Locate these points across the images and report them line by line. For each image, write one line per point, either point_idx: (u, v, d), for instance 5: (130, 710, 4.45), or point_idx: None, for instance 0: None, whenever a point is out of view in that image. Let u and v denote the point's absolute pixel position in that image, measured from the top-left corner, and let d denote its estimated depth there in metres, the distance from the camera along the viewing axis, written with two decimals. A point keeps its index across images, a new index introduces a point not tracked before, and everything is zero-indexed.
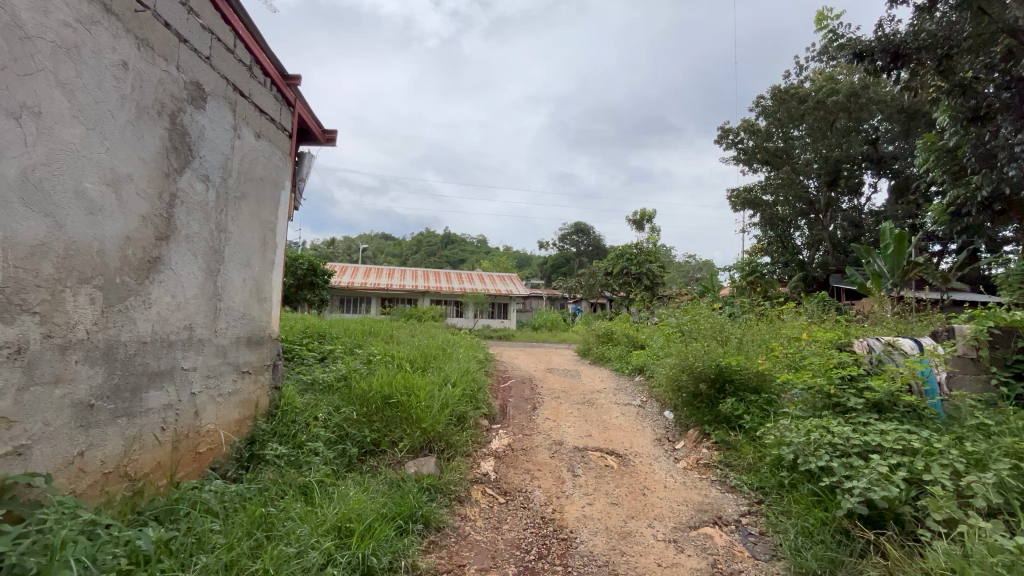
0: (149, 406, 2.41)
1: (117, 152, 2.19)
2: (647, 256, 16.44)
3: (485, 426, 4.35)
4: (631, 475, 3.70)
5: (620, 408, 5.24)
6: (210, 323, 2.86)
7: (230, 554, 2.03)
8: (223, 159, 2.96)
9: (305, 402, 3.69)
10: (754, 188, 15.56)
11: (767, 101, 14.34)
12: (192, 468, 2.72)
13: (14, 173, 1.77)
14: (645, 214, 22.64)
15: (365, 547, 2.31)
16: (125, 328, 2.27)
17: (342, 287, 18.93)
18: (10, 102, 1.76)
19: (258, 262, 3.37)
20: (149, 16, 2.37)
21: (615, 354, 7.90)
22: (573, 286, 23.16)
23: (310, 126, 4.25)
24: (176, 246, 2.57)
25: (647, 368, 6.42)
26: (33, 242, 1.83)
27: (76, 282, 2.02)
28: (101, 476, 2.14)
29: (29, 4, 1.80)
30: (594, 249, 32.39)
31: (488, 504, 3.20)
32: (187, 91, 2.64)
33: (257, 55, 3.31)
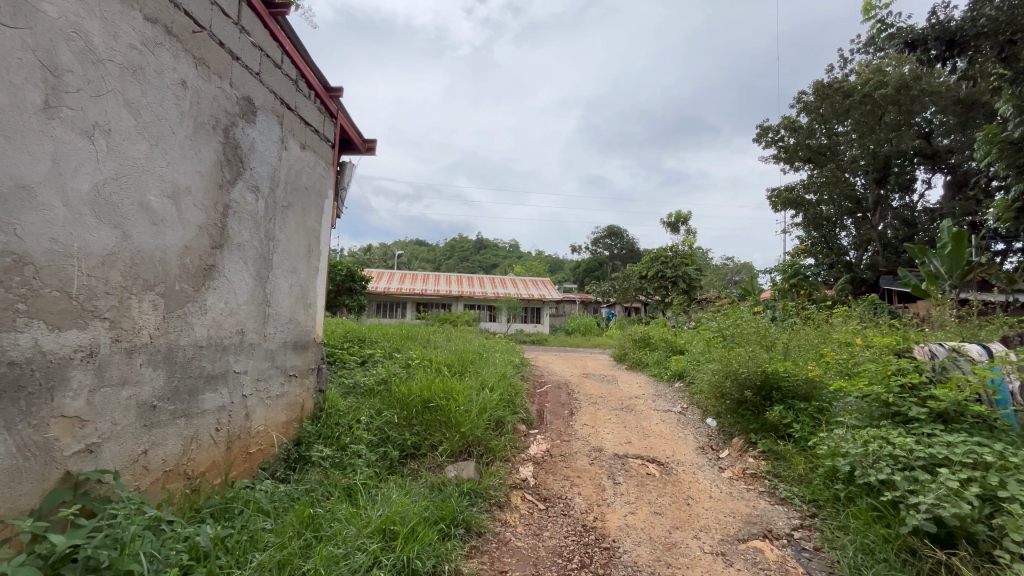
0: (205, 407, 2.52)
1: (176, 165, 2.31)
2: (683, 259, 16.12)
3: (523, 431, 4.34)
4: (674, 484, 3.60)
5: (660, 414, 5.12)
6: (260, 328, 2.97)
7: (282, 553, 2.08)
8: (272, 170, 3.08)
9: (348, 405, 3.78)
10: (797, 187, 14.98)
11: (809, 97, 13.82)
12: (243, 468, 2.83)
13: (87, 187, 1.88)
14: (682, 216, 22.12)
15: (409, 550, 2.33)
16: (184, 333, 2.38)
17: (379, 293, 19.42)
18: (83, 121, 1.87)
19: (304, 268, 3.48)
20: (206, 36, 2.50)
21: (653, 359, 7.74)
22: (607, 290, 22.91)
23: (351, 136, 4.37)
24: (229, 254, 2.69)
25: (687, 374, 6.26)
26: (103, 251, 1.95)
27: (141, 289, 2.14)
28: (162, 474, 2.25)
29: (101, 29, 1.93)
30: (628, 252, 31.95)
31: (528, 510, 3.17)
32: (239, 106, 2.77)
33: (302, 69, 3.44)
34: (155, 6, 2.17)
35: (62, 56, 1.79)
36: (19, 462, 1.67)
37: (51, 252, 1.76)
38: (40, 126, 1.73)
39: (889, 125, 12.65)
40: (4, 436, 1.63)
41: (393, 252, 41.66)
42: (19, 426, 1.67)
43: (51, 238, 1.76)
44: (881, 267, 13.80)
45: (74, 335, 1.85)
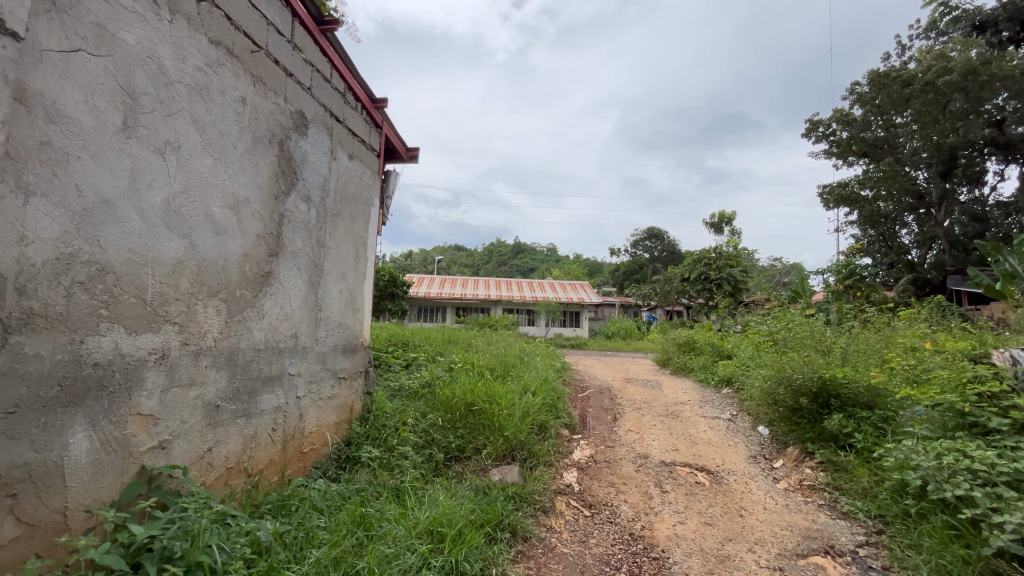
0: (263, 407, 2.64)
1: (236, 178, 2.45)
2: (728, 261, 15.59)
3: (566, 436, 4.31)
4: (725, 493, 3.46)
5: (708, 421, 4.95)
6: (312, 332, 3.09)
7: (337, 550, 2.15)
8: (323, 180, 3.21)
9: (394, 407, 3.87)
10: (851, 183, 14.21)
11: (863, 89, 13.19)
12: (298, 466, 2.94)
13: (158, 201, 2.02)
14: (725, 216, 21.40)
15: (457, 552, 2.36)
16: (244, 336, 2.51)
17: (420, 297, 19.83)
18: (156, 139, 2.01)
19: (352, 274, 3.60)
20: (263, 55, 2.63)
21: (699, 363, 7.51)
22: (648, 294, 22.38)
23: (395, 145, 4.50)
24: (284, 261, 2.82)
25: (736, 380, 6.03)
26: (173, 260, 2.08)
27: (206, 296, 2.27)
28: (224, 470, 2.37)
29: (172, 54, 2.07)
30: (669, 254, 31.23)
31: (574, 516, 3.13)
32: (292, 119, 2.90)
33: (349, 82, 3.57)
34: (218, 30, 2.31)
35: (138, 80, 1.93)
36: (102, 456, 1.80)
37: (129, 262, 1.89)
38: (121, 145, 1.86)
39: (955, 114, 11.54)
40: (90, 431, 1.76)
41: (433, 258, 42.52)
42: (102, 422, 1.81)
43: (129, 249, 1.89)
44: (948, 267, 12.85)
45: (148, 339, 1.98)
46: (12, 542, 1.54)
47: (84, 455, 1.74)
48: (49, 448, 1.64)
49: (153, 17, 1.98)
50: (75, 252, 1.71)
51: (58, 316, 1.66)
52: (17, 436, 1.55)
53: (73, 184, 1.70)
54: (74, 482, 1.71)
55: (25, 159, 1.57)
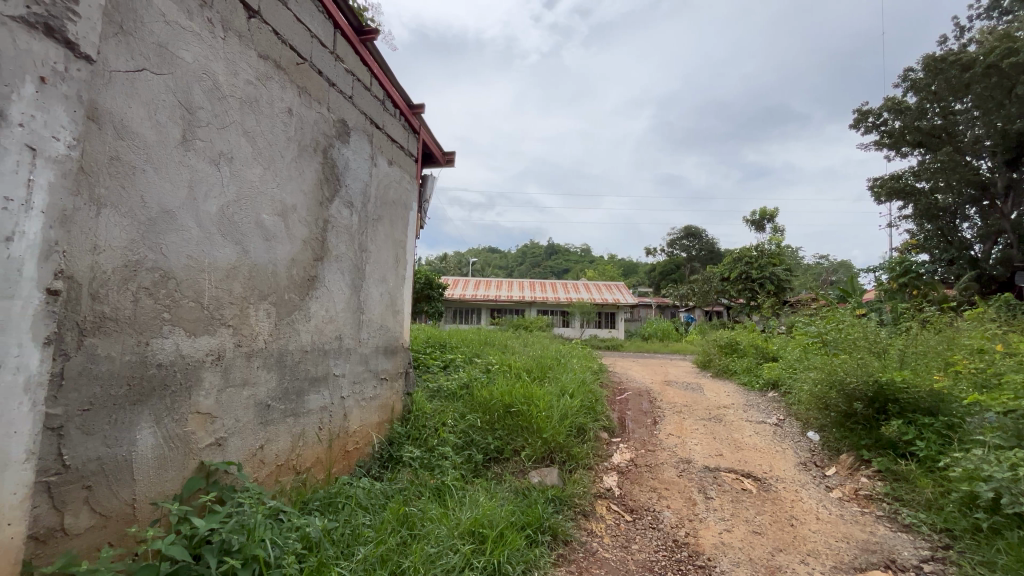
0: (310, 407, 2.73)
1: (284, 186, 2.55)
2: (770, 259, 15.06)
3: (605, 439, 4.25)
4: (774, 501, 3.33)
5: (754, 426, 4.77)
6: (355, 334, 3.18)
7: (382, 548, 2.19)
8: (364, 186, 3.30)
9: (434, 408, 3.93)
10: (906, 175, 13.42)
11: (918, 75, 12.45)
12: (343, 464, 3.03)
13: (214, 210, 2.12)
14: (767, 213, 20.63)
15: (499, 554, 2.37)
16: (292, 338, 2.60)
17: (455, 299, 20.09)
18: (212, 151, 2.11)
19: (392, 277, 3.68)
20: (307, 67, 2.73)
21: (742, 366, 7.24)
22: (686, 294, 21.81)
23: (432, 150, 4.57)
24: (329, 265, 2.91)
25: (783, 383, 5.79)
26: (227, 266, 2.19)
27: (258, 299, 2.37)
28: (275, 467, 2.47)
29: (225, 70, 2.18)
30: (707, 253, 30.36)
31: (615, 521, 3.09)
32: (335, 128, 2.99)
33: (388, 90, 3.66)
34: (266, 44, 2.42)
35: (195, 95, 2.04)
36: (166, 451, 1.91)
37: (187, 268, 2.00)
38: (180, 157, 1.97)
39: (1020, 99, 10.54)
40: (154, 428, 1.87)
41: (468, 260, 43.05)
42: (165, 420, 1.91)
43: (187, 256, 2.00)
44: (1017, 262, 11.92)
45: (206, 341, 2.08)
46: (88, 531, 1.65)
47: (149, 450, 1.85)
48: (119, 444, 1.75)
49: (208, 35, 2.09)
50: (140, 260, 1.81)
51: (127, 319, 1.77)
52: (92, 432, 1.66)
53: (138, 195, 1.80)
54: (141, 475, 1.81)
55: (98, 174, 1.67)
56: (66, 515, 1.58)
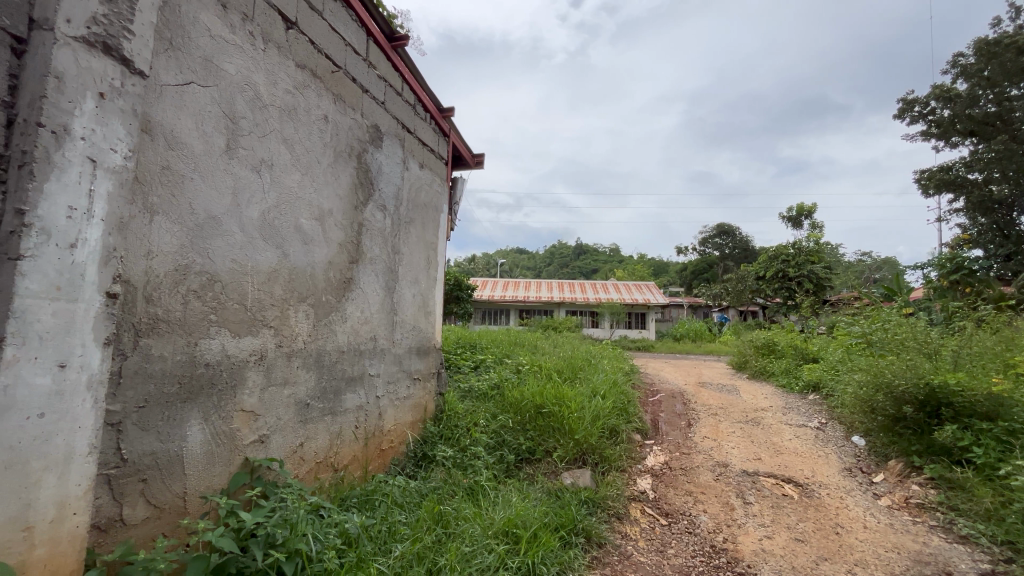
0: (347, 406, 2.80)
1: (321, 191, 2.62)
2: (809, 257, 14.54)
3: (638, 441, 4.19)
4: (818, 509, 3.20)
5: (794, 430, 4.61)
6: (389, 335, 3.24)
7: (418, 546, 2.23)
8: (396, 189, 3.36)
9: (466, 409, 3.96)
10: (956, 166, 12.70)
11: (969, 60, 11.77)
12: (378, 462, 3.09)
13: (256, 215, 2.20)
14: (804, 209, 19.91)
15: (533, 555, 2.36)
16: (329, 339, 2.67)
17: (484, 300, 20.21)
18: (254, 159, 2.20)
19: (424, 278, 3.74)
20: (342, 75, 2.80)
21: (780, 367, 7.01)
22: (719, 294, 21.25)
23: (462, 152, 4.61)
24: (364, 268, 2.98)
25: (825, 386, 5.57)
26: (268, 269, 2.27)
27: (297, 301, 2.45)
28: (314, 464, 2.54)
29: (266, 80, 2.26)
30: (741, 251, 29.54)
31: (650, 525, 3.04)
32: (368, 133, 3.06)
33: (419, 94, 3.72)
34: (303, 54, 2.50)
35: (238, 106, 2.12)
36: (213, 447, 1.99)
37: (232, 272, 2.08)
38: (224, 165, 2.05)
39: None
40: (203, 424, 1.95)
41: (496, 262, 43.23)
42: (213, 417, 1.99)
43: (232, 260, 2.08)
44: None
45: (249, 341, 2.16)
46: (144, 522, 1.74)
47: (199, 446, 1.93)
48: (171, 439, 1.83)
49: (249, 47, 2.17)
50: (189, 264, 1.90)
51: (177, 321, 1.86)
52: (147, 428, 1.75)
53: (187, 202, 1.89)
54: (191, 470, 1.90)
55: (151, 183, 1.76)
56: (125, 506, 1.67)
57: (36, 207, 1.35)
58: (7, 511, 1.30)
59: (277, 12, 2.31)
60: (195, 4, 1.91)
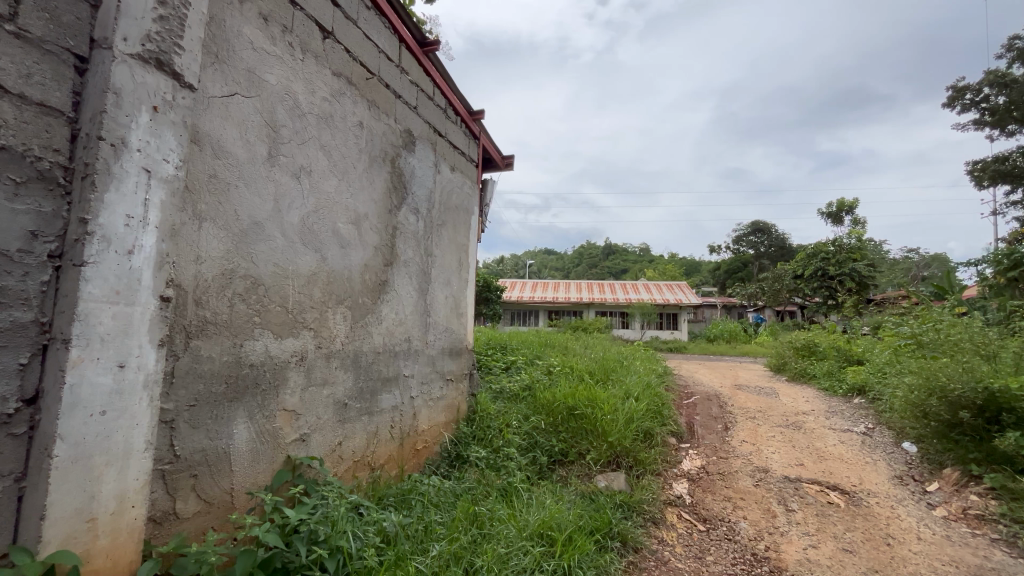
0: (383, 406, 2.85)
1: (357, 196, 2.68)
2: (850, 254, 13.94)
3: (673, 444, 4.10)
4: (867, 518, 3.05)
5: (839, 435, 4.42)
6: (422, 336, 3.28)
7: (454, 546, 2.25)
8: (428, 193, 3.40)
9: (498, 410, 3.98)
10: (1013, 156, 11.91)
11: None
12: (413, 462, 3.14)
13: (296, 220, 2.27)
14: (845, 205, 19.12)
15: (569, 558, 2.35)
16: (366, 340, 2.73)
17: (513, 301, 20.27)
18: (293, 165, 2.26)
19: (456, 280, 3.77)
20: (376, 81, 2.86)
21: (822, 369, 6.74)
22: (754, 293, 20.60)
23: (492, 154, 4.64)
24: (398, 270, 3.03)
25: (871, 389, 5.32)
26: (308, 272, 2.34)
27: (335, 304, 2.51)
28: (352, 463, 2.59)
29: (304, 89, 2.33)
30: (778, 249, 28.57)
31: (687, 530, 2.97)
32: (402, 138, 3.12)
33: (449, 98, 3.75)
34: (340, 62, 2.56)
35: (279, 115, 2.19)
36: (258, 445, 2.06)
37: (274, 275, 2.15)
38: (266, 173, 2.12)
39: None
40: (248, 423, 2.02)
41: (524, 263, 43.24)
42: (257, 416, 2.06)
43: (274, 264, 2.15)
44: None
45: (291, 343, 2.23)
46: (196, 516, 1.81)
47: (244, 443, 2.01)
48: (219, 437, 1.91)
49: (289, 58, 2.24)
50: (235, 268, 1.98)
51: (225, 323, 1.93)
52: (197, 426, 1.82)
53: (232, 209, 1.96)
54: (238, 466, 1.98)
55: (200, 191, 1.84)
56: (177, 501, 1.75)
57: (98, 216, 1.43)
58: (73, 503, 1.38)
59: (313, 22, 2.38)
60: (239, 18, 1.99)
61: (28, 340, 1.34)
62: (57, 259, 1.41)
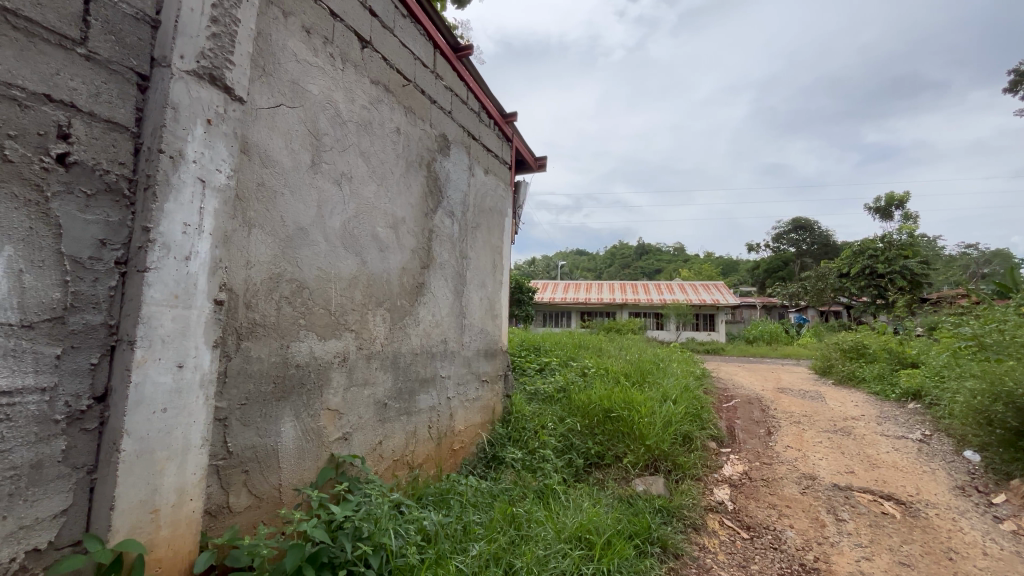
0: (421, 407, 2.90)
1: (394, 200, 2.74)
2: (902, 251, 13.25)
3: (714, 449, 4.00)
4: (926, 530, 2.89)
5: (892, 441, 4.20)
6: (458, 337, 3.32)
7: (493, 547, 2.26)
8: (463, 196, 3.44)
9: (533, 411, 3.98)
10: None
11: None
12: (450, 462, 3.17)
13: (338, 225, 2.34)
14: (895, 199, 18.17)
15: (608, 562, 2.33)
16: (404, 342, 2.78)
17: (545, 302, 20.27)
18: (335, 172, 2.34)
19: (491, 282, 3.80)
20: (412, 87, 2.92)
21: (872, 372, 6.41)
22: (796, 293, 19.82)
23: (525, 156, 4.64)
24: (434, 273, 3.08)
25: (928, 394, 5.02)
26: (349, 275, 2.40)
27: (375, 306, 2.57)
28: (392, 462, 2.65)
29: (344, 97, 2.40)
30: (821, 247, 27.38)
31: (730, 537, 2.88)
32: (437, 142, 3.16)
33: (483, 101, 3.79)
34: (377, 71, 2.63)
35: (321, 123, 2.27)
36: (304, 443, 2.14)
37: (318, 279, 2.22)
38: (310, 180, 2.20)
39: None
40: (295, 422, 2.10)
41: (556, 264, 43.07)
42: (303, 415, 2.14)
43: (318, 268, 2.23)
44: None
45: (334, 344, 2.30)
46: (247, 510, 1.89)
47: (291, 441, 2.08)
48: (268, 435, 1.98)
49: (330, 68, 2.32)
50: (282, 272, 2.06)
51: (273, 325, 2.01)
52: (248, 424, 1.90)
53: (279, 215, 2.04)
54: (286, 463, 2.05)
55: (249, 199, 1.92)
56: (231, 495, 1.83)
57: (159, 224, 1.52)
58: (138, 495, 1.46)
59: (353, 33, 2.45)
60: (284, 33, 2.07)
61: (97, 341, 1.44)
62: (123, 265, 1.50)
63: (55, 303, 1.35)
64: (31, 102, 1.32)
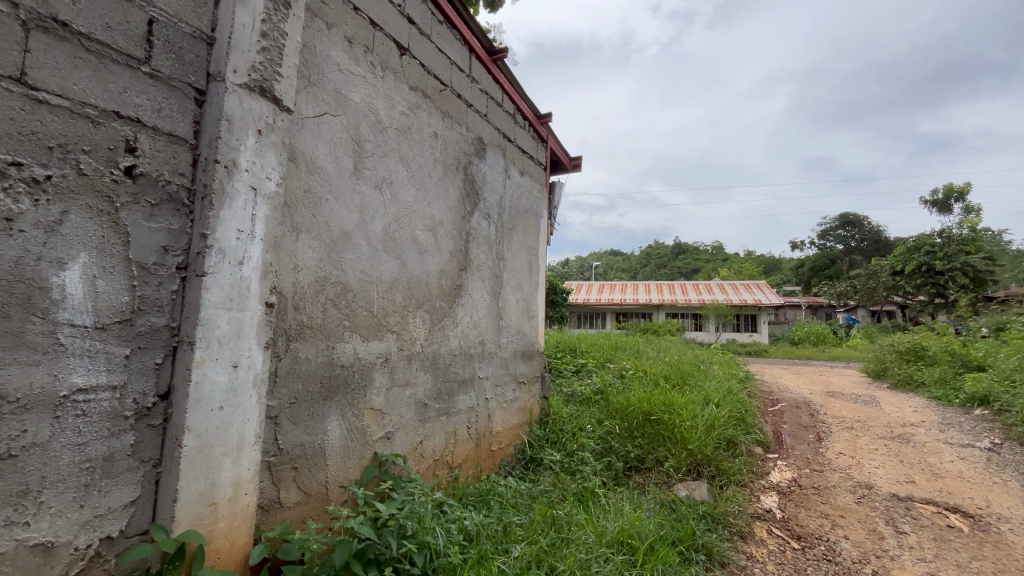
0: (459, 407, 2.93)
1: (432, 203, 2.78)
2: (963, 247, 12.41)
3: (760, 454, 3.85)
4: (997, 546, 2.69)
5: (957, 450, 3.93)
6: (496, 339, 3.34)
7: (535, 549, 2.25)
8: (499, 197, 3.46)
9: (570, 413, 3.95)
10: None
11: None
12: (488, 462, 3.19)
13: (379, 228, 2.40)
14: (955, 190, 17.05)
15: (652, 568, 2.28)
16: (443, 343, 2.82)
17: (579, 303, 20.15)
18: (376, 176, 2.39)
19: (527, 284, 3.80)
20: (448, 92, 2.96)
21: (932, 376, 6.02)
22: (845, 292, 18.87)
23: (560, 156, 4.63)
24: (472, 275, 3.11)
25: (997, 400, 4.67)
26: (390, 278, 2.45)
27: (415, 308, 2.62)
28: (432, 461, 2.69)
29: (384, 104, 2.46)
30: (872, 243, 25.99)
31: (780, 547, 2.77)
32: (473, 145, 3.20)
33: (518, 103, 3.80)
34: (415, 77, 2.68)
35: (363, 130, 2.33)
36: (349, 441, 2.19)
37: (361, 282, 2.29)
38: (353, 185, 2.26)
39: None
40: (340, 420, 2.16)
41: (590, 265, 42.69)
42: (348, 414, 2.20)
43: (361, 271, 2.29)
44: None
45: (376, 345, 2.36)
46: (296, 505, 1.96)
47: (337, 439, 2.14)
48: (316, 432, 2.05)
49: (371, 76, 2.38)
50: (327, 276, 2.12)
51: (319, 327, 2.08)
52: (297, 422, 1.97)
53: (324, 220, 2.11)
54: (332, 460, 2.11)
55: (296, 205, 1.99)
56: (281, 490, 1.90)
57: (215, 231, 1.60)
58: (198, 487, 1.53)
59: (392, 41, 2.51)
60: (327, 43, 2.14)
61: (161, 342, 1.52)
62: (183, 269, 1.58)
63: (124, 306, 1.44)
64: (102, 119, 1.41)
